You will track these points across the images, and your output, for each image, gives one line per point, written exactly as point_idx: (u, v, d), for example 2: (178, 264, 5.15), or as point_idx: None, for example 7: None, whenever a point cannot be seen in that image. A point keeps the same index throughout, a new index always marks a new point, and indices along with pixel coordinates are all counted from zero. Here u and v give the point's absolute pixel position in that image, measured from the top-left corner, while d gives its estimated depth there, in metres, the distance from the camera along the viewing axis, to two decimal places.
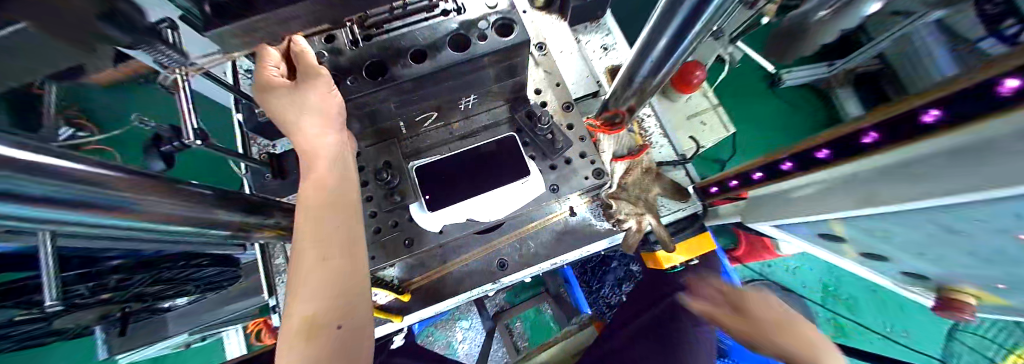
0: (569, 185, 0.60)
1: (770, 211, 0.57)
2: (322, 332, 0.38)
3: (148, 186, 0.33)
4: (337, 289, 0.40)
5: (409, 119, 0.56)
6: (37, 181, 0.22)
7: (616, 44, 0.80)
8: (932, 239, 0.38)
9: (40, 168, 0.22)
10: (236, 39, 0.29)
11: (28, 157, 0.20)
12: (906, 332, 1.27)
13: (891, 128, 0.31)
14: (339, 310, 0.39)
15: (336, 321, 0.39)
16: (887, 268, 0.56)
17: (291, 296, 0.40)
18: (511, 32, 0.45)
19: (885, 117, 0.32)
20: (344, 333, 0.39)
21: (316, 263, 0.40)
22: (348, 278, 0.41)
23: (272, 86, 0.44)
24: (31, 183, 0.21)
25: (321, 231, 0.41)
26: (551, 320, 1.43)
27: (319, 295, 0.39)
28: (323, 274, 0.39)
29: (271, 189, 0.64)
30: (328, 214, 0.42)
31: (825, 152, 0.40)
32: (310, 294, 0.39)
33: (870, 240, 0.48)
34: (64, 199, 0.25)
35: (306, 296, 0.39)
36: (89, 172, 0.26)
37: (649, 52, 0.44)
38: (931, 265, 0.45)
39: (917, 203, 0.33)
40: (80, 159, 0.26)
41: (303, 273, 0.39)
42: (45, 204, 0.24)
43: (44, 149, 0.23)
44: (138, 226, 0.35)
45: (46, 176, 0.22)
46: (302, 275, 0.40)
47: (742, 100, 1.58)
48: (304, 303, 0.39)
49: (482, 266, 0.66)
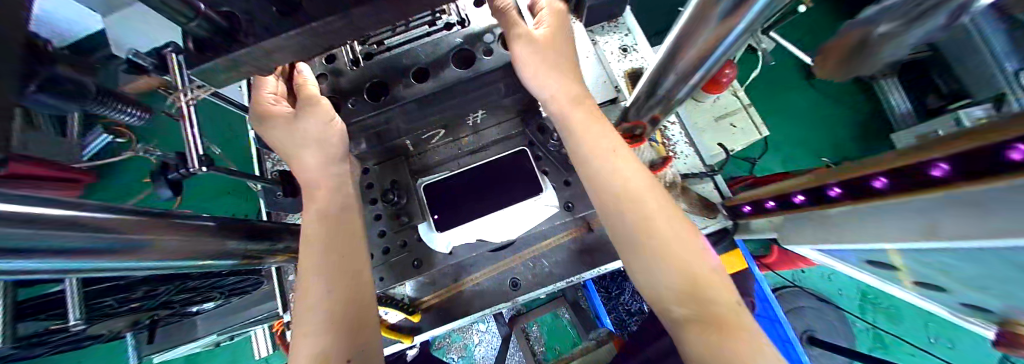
0: (586, 202, 0.56)
1: (806, 233, 0.48)
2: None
3: (154, 222, 0.33)
4: (346, 323, 0.39)
5: (416, 137, 0.54)
6: (40, 234, 0.22)
7: (636, 45, 0.75)
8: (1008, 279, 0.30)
9: (36, 220, 0.22)
10: (225, 72, 0.28)
11: (27, 211, 0.21)
12: (952, 344, 1.15)
13: (968, 165, 0.22)
14: (349, 344, 0.37)
15: (346, 355, 0.36)
16: (950, 302, 0.45)
17: (298, 337, 0.38)
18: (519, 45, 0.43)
19: (954, 140, 0.24)
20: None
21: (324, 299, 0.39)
22: (357, 312, 0.40)
23: (272, 116, 0.45)
24: (35, 236, 0.22)
25: (326, 266, 0.41)
26: (569, 325, 1.40)
27: (329, 330, 0.37)
28: (331, 309, 0.39)
29: (284, 206, 0.64)
30: (332, 250, 0.42)
31: (883, 180, 0.31)
32: (322, 328, 0.38)
33: (928, 271, 0.39)
34: (63, 248, 0.25)
35: (315, 333, 0.37)
36: (87, 217, 0.26)
37: (674, 62, 0.41)
38: (989, 300, 0.36)
39: (975, 245, 0.26)
40: (78, 207, 0.26)
41: (309, 311, 0.39)
42: (52, 253, 0.25)
43: (43, 201, 0.23)
44: (148, 263, 0.35)
45: (45, 228, 0.22)
46: (309, 310, 0.39)
47: (773, 95, 1.47)
48: (313, 339, 0.37)
49: (494, 285, 0.65)
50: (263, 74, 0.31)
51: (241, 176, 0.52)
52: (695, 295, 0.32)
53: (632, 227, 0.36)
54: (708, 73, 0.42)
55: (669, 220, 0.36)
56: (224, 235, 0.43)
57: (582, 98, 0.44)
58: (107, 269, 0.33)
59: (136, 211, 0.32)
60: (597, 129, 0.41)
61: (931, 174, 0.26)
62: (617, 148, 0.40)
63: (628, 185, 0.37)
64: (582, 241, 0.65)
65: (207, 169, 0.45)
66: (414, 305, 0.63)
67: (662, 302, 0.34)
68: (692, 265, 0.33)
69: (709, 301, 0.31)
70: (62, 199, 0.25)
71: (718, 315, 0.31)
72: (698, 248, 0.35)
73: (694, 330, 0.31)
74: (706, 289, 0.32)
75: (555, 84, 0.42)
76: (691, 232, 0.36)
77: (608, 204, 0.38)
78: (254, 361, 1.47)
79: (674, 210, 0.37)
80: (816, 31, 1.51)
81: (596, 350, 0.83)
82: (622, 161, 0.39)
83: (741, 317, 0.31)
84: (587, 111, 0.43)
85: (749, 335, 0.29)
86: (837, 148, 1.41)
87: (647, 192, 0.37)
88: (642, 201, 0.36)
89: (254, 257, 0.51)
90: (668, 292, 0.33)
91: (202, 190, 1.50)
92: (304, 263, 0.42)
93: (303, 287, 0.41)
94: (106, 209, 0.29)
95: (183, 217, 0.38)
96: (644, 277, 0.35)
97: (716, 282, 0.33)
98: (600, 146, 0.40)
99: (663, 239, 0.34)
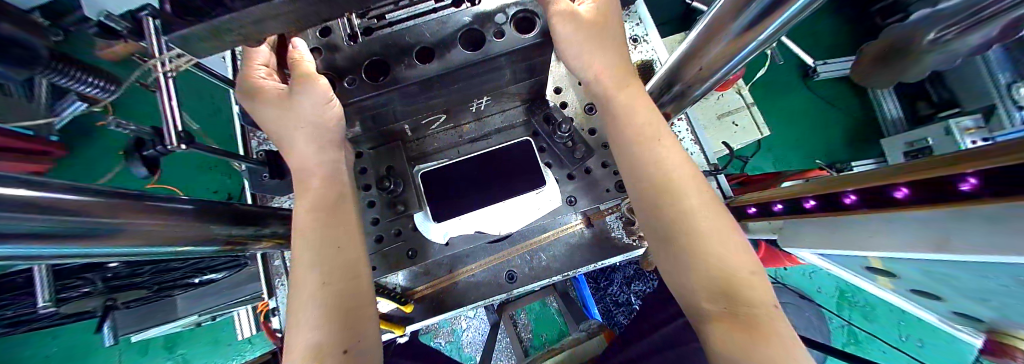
0: (589, 196, 0.55)
1: (804, 236, 0.48)
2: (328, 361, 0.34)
3: (130, 205, 0.30)
4: (343, 315, 0.37)
5: (415, 122, 0.52)
6: (2, 217, 0.19)
7: (646, 36, 0.73)
8: (1008, 293, 0.29)
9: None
10: (202, 41, 0.25)
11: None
12: (921, 341, 1.20)
13: (1009, 180, 0.22)
14: (347, 335, 0.36)
15: (344, 346, 0.35)
16: (936, 307, 0.46)
17: (292, 328, 0.37)
18: (532, 29, 0.40)
19: (1002, 154, 0.23)
20: (351, 359, 0.36)
21: (319, 291, 0.37)
22: (354, 303, 0.39)
23: (260, 91, 0.41)
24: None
25: (327, 256, 0.39)
26: (557, 314, 1.42)
27: (326, 323, 0.36)
28: (328, 301, 0.37)
29: (272, 188, 0.60)
30: (327, 239, 0.40)
31: (905, 190, 0.31)
32: (314, 320, 0.36)
33: (925, 281, 0.39)
34: (26, 234, 0.22)
35: (309, 325, 0.36)
36: (56, 200, 0.23)
37: (706, 49, 0.39)
38: (991, 309, 0.35)
39: (988, 260, 0.25)
40: (44, 188, 0.23)
41: (304, 301, 0.37)
42: (14, 238, 0.22)
43: (1, 179, 0.20)
44: (119, 250, 0.32)
45: (14, 210, 0.20)
46: (305, 300, 0.37)
47: (773, 95, 1.47)
48: (305, 332, 0.35)
49: (490, 276, 0.64)
50: (250, 44, 0.29)
51: (225, 155, 0.49)
52: (731, 295, 0.31)
53: (668, 221, 0.36)
54: (730, 72, 0.44)
55: (713, 219, 0.35)
56: (208, 219, 0.40)
57: (628, 81, 0.43)
58: (71, 258, 0.30)
59: (107, 192, 0.29)
60: (619, 118, 0.41)
61: (961, 189, 0.25)
62: (664, 140, 0.40)
63: (672, 181, 0.37)
64: (582, 235, 0.64)
65: (186, 147, 0.41)
66: (406, 295, 0.62)
67: (690, 297, 0.35)
68: (730, 264, 0.33)
69: (743, 302, 0.31)
70: (21, 177, 0.22)
71: (751, 315, 0.30)
72: (741, 249, 0.34)
73: (719, 324, 0.32)
74: (742, 290, 0.31)
75: (601, 67, 0.42)
76: (735, 233, 0.35)
77: (645, 198, 0.38)
78: (237, 341, 1.45)
79: (721, 210, 0.36)
80: (818, 33, 1.52)
81: (586, 343, 0.84)
82: (668, 154, 0.38)
83: (778, 322, 0.30)
84: (627, 99, 0.42)
85: (786, 341, 0.28)
86: (829, 151, 1.44)
87: (692, 188, 0.36)
88: (685, 197, 0.36)
89: (238, 243, 0.48)
90: (699, 289, 0.33)
91: (178, 168, 1.42)
92: (304, 251, 0.39)
93: (297, 275, 0.39)
94: (73, 190, 0.25)
95: (161, 200, 0.34)
96: (675, 272, 0.36)
97: (756, 285, 0.32)
98: (645, 137, 0.39)
99: (703, 235, 0.34)
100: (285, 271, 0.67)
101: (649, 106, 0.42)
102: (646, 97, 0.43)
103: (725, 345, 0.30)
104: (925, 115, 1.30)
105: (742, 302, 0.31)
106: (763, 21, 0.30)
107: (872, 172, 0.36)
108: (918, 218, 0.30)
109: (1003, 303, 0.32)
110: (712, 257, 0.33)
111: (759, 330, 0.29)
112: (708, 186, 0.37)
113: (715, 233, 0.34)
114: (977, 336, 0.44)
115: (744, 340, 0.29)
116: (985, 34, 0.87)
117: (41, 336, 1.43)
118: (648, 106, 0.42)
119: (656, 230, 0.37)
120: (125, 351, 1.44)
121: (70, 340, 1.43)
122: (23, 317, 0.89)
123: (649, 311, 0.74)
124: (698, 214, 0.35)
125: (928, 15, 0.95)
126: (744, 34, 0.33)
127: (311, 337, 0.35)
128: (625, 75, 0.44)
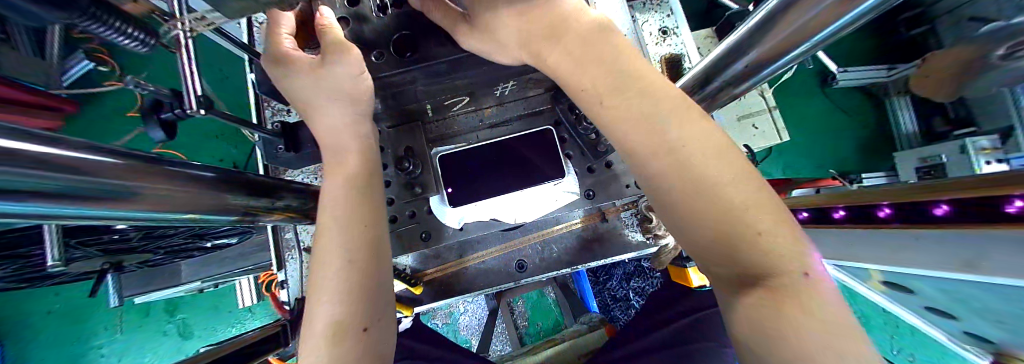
0: (607, 192, 0.54)
1: (827, 247, 0.47)
2: (349, 336, 0.34)
3: (149, 169, 0.29)
4: (364, 293, 0.37)
5: (437, 103, 0.51)
6: (19, 176, 0.18)
7: (677, 29, 0.70)
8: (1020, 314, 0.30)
9: (17, 157, 0.17)
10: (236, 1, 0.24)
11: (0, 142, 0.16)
12: None
13: None
14: (366, 313, 0.36)
15: (363, 324, 0.35)
16: (946, 325, 0.46)
17: (312, 300, 0.37)
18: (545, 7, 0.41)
19: None
20: (372, 336, 0.36)
21: (342, 267, 0.37)
22: (375, 284, 0.38)
23: (292, 62, 0.41)
24: (18, 176, 0.18)
25: (356, 233, 0.39)
26: (554, 304, 1.45)
27: (351, 300, 0.36)
28: (348, 278, 0.36)
29: (286, 161, 0.59)
30: (357, 217, 0.40)
31: (945, 208, 0.31)
32: (334, 297, 0.35)
33: (943, 300, 0.39)
34: (45, 192, 0.21)
35: (329, 301, 0.35)
36: (78, 159, 0.22)
37: (749, 48, 0.37)
38: (1001, 331, 0.36)
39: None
40: (62, 146, 0.21)
41: (325, 277, 0.37)
42: (36, 196, 0.21)
43: (20, 132, 0.19)
44: (131, 214, 0.31)
45: (38, 169, 0.19)
46: (326, 275, 0.37)
47: (790, 101, 1.45)
48: (325, 306, 0.35)
49: (500, 264, 0.65)
50: (281, 7, 0.27)
51: (240, 123, 0.47)
52: (755, 258, 0.26)
53: (660, 182, 0.31)
54: (773, 73, 0.42)
55: (722, 169, 0.29)
56: (225, 189, 0.40)
57: (595, 30, 0.39)
58: (88, 219, 0.29)
59: (122, 153, 0.27)
60: (593, 74, 0.36)
61: (1005, 211, 0.25)
62: (649, 83, 0.35)
63: (672, 134, 0.31)
64: (593, 229, 0.64)
65: (205, 113, 0.39)
66: (416, 277, 0.62)
67: (710, 265, 0.30)
68: (739, 225, 0.26)
69: (771, 266, 0.25)
70: (39, 132, 0.21)
71: (771, 286, 0.25)
72: (765, 204, 0.28)
73: (751, 297, 0.27)
74: (772, 253, 0.25)
75: (533, 26, 0.41)
76: (748, 184, 0.28)
77: (635, 163, 0.34)
78: (237, 309, 1.47)
79: (731, 158, 0.30)
80: (840, 40, 1.48)
81: (588, 335, 0.86)
82: (656, 99, 0.33)
83: (817, 289, 0.25)
84: (614, 48, 0.37)
85: (831, 329, 0.23)
86: (841, 162, 1.43)
87: (687, 136, 0.31)
88: (680, 147, 0.30)
89: (252, 214, 0.48)
90: (713, 257, 0.29)
91: (183, 133, 1.39)
92: (326, 223, 0.39)
93: (321, 248, 0.38)
94: (92, 149, 0.24)
95: (178, 166, 0.33)
96: (687, 239, 0.31)
97: (774, 246, 0.26)
98: (625, 83, 0.35)
99: (702, 192, 0.28)
100: (295, 245, 0.67)
101: (628, 47, 0.37)
102: (620, 36, 0.38)
103: (759, 329, 0.26)
104: (940, 132, 1.26)
105: (760, 270, 0.26)
106: (818, 22, 0.29)
107: (909, 187, 0.36)
108: (938, 236, 0.30)
109: (1016, 325, 0.33)
110: (711, 218, 0.28)
111: (798, 303, 0.24)
112: (711, 130, 0.32)
113: (714, 188, 0.28)
114: (986, 358, 0.43)
115: (769, 317, 0.25)
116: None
117: (43, 292, 1.44)
118: (628, 48, 0.38)
119: (655, 195, 0.33)
120: (126, 312, 1.46)
121: (72, 300, 1.45)
122: (27, 275, 0.89)
123: (654, 309, 0.75)
124: (689, 171, 0.29)
125: (1000, 28, 0.97)
126: (797, 33, 0.31)
127: (331, 312, 0.35)
128: (571, 20, 0.39)
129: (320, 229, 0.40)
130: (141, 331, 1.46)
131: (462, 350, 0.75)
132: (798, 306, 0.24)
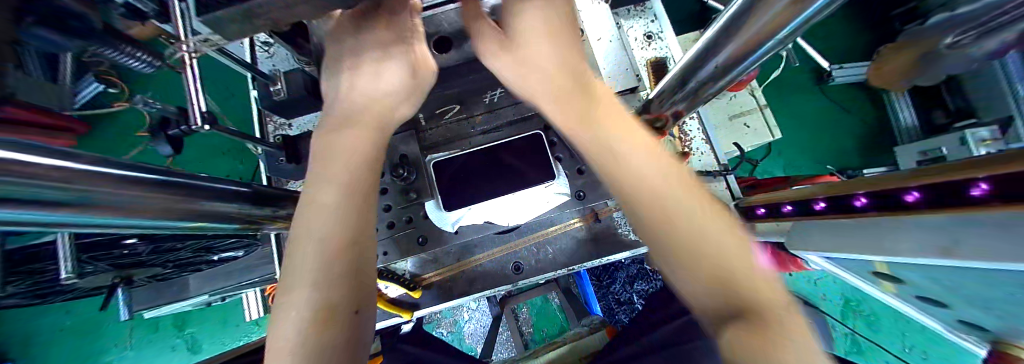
0: (597, 192, 0.56)
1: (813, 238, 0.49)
2: (338, 321, 0.32)
3: (156, 181, 0.31)
4: (356, 278, 0.36)
5: (429, 111, 0.56)
6: (31, 184, 0.20)
7: (662, 33, 0.72)
8: (1006, 299, 0.30)
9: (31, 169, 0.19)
10: (233, 23, 0.26)
11: (21, 157, 0.18)
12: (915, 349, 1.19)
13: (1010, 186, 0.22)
14: (356, 296, 0.35)
15: (354, 307, 0.34)
16: (943, 315, 0.46)
17: (288, 284, 0.34)
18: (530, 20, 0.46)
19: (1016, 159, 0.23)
20: (363, 319, 0.35)
21: (330, 247, 0.35)
22: (365, 268, 0.37)
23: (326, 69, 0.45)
24: (31, 185, 0.20)
25: (348, 212, 0.37)
26: (559, 309, 1.43)
27: (340, 284, 0.34)
28: (328, 265, 0.34)
29: (288, 171, 0.62)
30: (355, 198, 0.38)
31: (916, 195, 0.31)
32: (320, 278, 0.33)
33: (936, 289, 0.39)
34: (59, 201, 0.23)
35: (313, 284, 0.33)
36: (89, 172, 0.24)
37: (718, 49, 0.39)
38: (998, 320, 0.35)
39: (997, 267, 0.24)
40: (74, 158, 0.23)
41: (308, 259, 0.34)
42: (51, 206, 0.23)
43: (35, 147, 0.20)
44: (129, 225, 0.33)
45: (49, 179, 0.21)
46: (301, 263, 0.34)
47: (786, 100, 1.46)
48: (308, 289, 0.33)
49: (497, 266, 0.66)
50: (276, 28, 0.30)
51: (245, 137, 0.50)
52: (715, 286, 0.27)
53: (648, 208, 0.33)
54: (744, 72, 0.44)
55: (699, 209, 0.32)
56: (230, 198, 0.42)
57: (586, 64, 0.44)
58: (95, 228, 0.31)
59: (130, 165, 0.29)
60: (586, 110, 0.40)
61: (964, 195, 0.26)
62: (620, 126, 0.38)
63: (653, 170, 0.34)
64: (587, 230, 0.65)
65: (209, 127, 0.42)
66: (414, 281, 0.63)
67: (690, 290, 0.30)
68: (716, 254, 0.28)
69: (748, 300, 0.25)
70: (56, 147, 0.23)
71: (751, 314, 0.24)
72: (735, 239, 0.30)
73: (731, 326, 0.25)
74: (744, 282, 0.26)
75: (528, 58, 0.45)
76: (721, 220, 0.31)
77: (622, 192, 0.36)
78: (244, 322, 1.49)
79: (699, 199, 0.33)
80: (832, 38, 1.50)
81: (588, 338, 0.85)
82: (637, 140, 0.37)
83: (797, 320, 0.24)
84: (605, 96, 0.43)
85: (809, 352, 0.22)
86: (841, 157, 1.42)
87: (664, 177, 0.34)
88: (656, 185, 0.33)
89: (256, 222, 0.50)
90: (695, 279, 0.29)
91: (195, 150, 1.45)
92: (304, 210, 0.36)
93: (304, 228, 0.35)
94: (104, 162, 0.26)
95: (184, 177, 0.36)
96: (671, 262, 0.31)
97: (749, 274, 0.27)
98: (597, 124, 0.39)
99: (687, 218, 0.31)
100: None
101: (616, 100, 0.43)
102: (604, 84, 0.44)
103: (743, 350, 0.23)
104: (939, 124, 1.28)
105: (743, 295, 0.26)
106: (773, 24, 0.30)
107: (883, 177, 0.37)
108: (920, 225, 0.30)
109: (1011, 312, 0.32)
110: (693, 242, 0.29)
111: (783, 333, 0.23)
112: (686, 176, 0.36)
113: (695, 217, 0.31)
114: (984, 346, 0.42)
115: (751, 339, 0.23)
116: (1002, 39, 1.01)
117: (57, 308, 1.48)
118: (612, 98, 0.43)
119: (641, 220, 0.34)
120: (136, 327, 1.49)
121: (84, 316, 1.48)
122: (42, 289, 0.91)
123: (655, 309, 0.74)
124: (669, 201, 0.32)
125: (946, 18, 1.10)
126: (757, 33, 0.33)
127: (316, 295, 0.33)
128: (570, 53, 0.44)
129: (300, 214, 0.37)
130: (150, 345, 1.48)
131: (462, 355, 0.75)
132: (775, 330, 0.23)
